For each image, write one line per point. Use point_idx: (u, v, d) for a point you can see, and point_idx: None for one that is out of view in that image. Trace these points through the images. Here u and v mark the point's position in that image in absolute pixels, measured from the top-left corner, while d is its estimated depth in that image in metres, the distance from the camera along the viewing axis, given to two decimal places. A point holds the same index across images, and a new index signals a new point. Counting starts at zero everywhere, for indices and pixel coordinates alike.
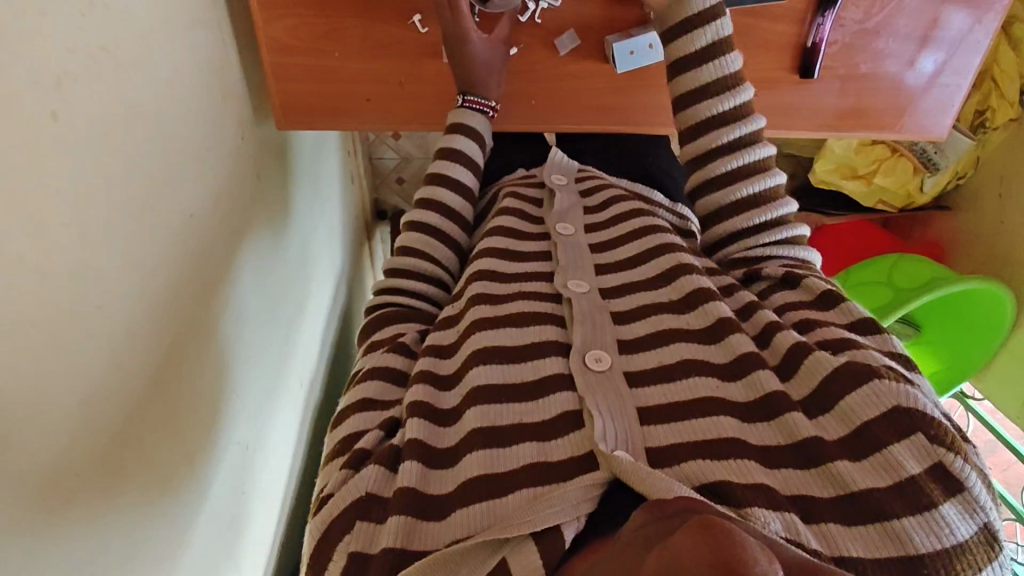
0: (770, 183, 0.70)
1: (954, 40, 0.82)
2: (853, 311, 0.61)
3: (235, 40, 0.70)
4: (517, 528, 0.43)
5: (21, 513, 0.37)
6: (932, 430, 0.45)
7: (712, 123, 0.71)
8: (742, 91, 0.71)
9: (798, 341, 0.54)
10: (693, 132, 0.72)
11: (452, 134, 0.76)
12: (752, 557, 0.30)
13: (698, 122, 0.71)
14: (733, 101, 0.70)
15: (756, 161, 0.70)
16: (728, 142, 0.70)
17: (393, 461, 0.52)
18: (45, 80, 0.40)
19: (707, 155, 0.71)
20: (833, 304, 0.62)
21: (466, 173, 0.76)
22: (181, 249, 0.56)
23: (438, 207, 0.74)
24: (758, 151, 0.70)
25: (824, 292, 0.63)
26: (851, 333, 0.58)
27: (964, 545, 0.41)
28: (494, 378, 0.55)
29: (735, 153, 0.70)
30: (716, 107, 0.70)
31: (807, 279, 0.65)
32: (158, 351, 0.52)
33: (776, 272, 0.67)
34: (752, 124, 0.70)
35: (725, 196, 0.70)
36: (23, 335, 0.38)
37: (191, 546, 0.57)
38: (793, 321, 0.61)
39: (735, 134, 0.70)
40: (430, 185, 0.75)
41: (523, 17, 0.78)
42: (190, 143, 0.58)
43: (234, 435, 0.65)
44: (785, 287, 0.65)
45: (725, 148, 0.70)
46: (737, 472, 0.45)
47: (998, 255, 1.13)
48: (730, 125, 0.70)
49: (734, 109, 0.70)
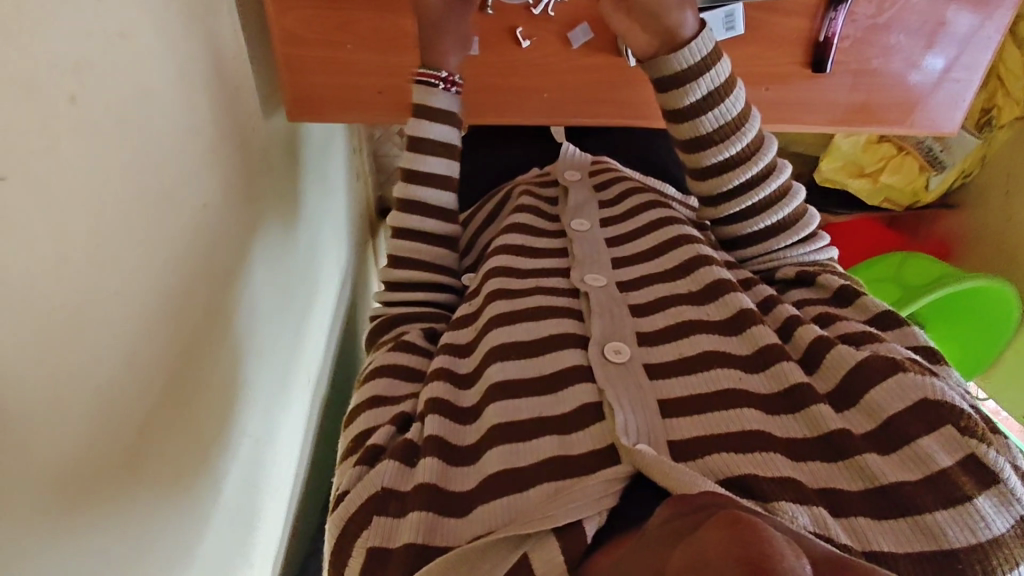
0: (792, 206, 0.68)
1: (963, 38, 0.82)
2: (870, 306, 0.60)
3: (245, 32, 0.69)
4: (539, 523, 0.42)
5: (35, 507, 0.36)
6: (962, 423, 0.44)
7: (723, 167, 0.68)
8: (749, 128, 0.67)
9: (820, 336, 0.53)
10: (711, 175, 0.69)
11: (416, 119, 0.72)
12: (779, 555, 0.27)
13: (714, 167, 0.69)
14: (740, 144, 0.67)
15: (778, 190, 0.68)
16: (750, 178, 0.68)
17: (411, 455, 0.51)
18: (64, 63, 0.40)
19: (730, 194, 0.69)
20: (850, 301, 0.61)
21: (438, 161, 0.72)
22: (194, 240, 0.54)
23: (417, 207, 0.71)
24: (778, 180, 0.68)
25: (841, 288, 0.62)
26: (869, 328, 0.58)
27: (1001, 540, 0.40)
28: (513, 374, 0.54)
29: (757, 187, 0.68)
30: (723, 154, 0.67)
31: (821, 276, 0.65)
32: (172, 345, 0.50)
33: (790, 271, 0.67)
34: (767, 158, 0.68)
35: (749, 227, 0.69)
36: (37, 321, 0.36)
37: (203, 544, 0.55)
38: (811, 315, 0.61)
39: (755, 170, 0.68)
40: (402, 182, 0.72)
41: (536, 10, 0.77)
42: (204, 134, 0.57)
43: (246, 429, 0.64)
44: (801, 286, 0.66)
45: (746, 185, 0.68)
46: (764, 465, 0.44)
47: (1004, 253, 1.13)
48: (745, 165, 0.68)
49: (743, 152, 0.67)
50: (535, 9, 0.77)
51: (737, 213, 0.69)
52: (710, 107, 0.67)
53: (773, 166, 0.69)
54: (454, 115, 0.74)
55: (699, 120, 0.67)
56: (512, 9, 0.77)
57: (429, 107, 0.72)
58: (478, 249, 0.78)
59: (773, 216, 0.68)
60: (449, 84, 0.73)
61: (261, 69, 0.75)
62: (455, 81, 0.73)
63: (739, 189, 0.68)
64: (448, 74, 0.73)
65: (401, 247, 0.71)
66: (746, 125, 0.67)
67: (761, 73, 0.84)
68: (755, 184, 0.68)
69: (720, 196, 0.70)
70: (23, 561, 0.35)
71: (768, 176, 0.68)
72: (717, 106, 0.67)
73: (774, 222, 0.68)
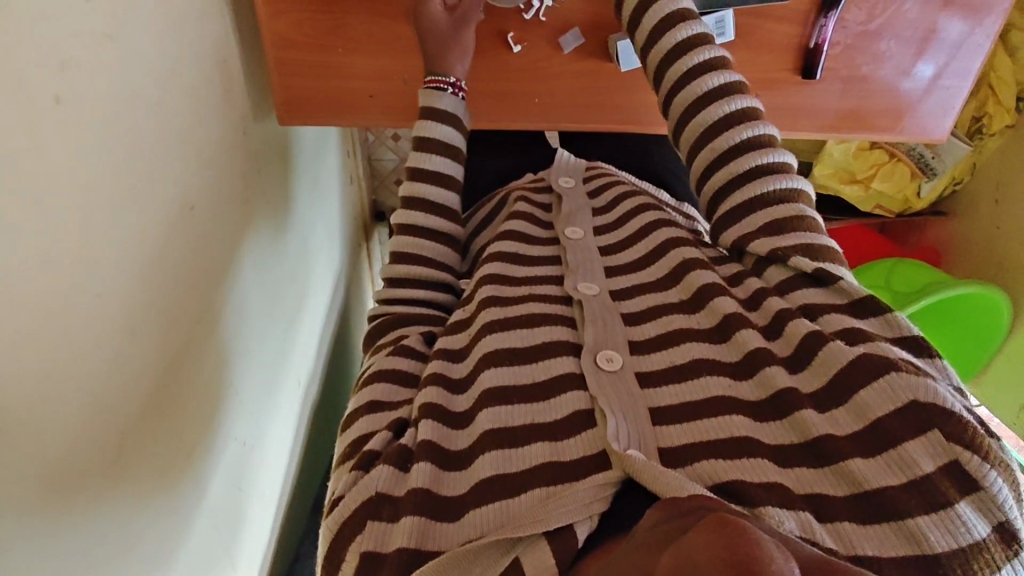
0: (773, 159, 0.62)
1: (953, 44, 0.83)
2: (852, 289, 0.56)
3: (238, 33, 0.69)
4: (531, 527, 0.43)
5: (21, 502, 0.37)
6: (950, 427, 0.44)
7: (704, 103, 0.64)
8: (720, 75, 0.65)
9: (813, 329, 0.53)
10: (685, 121, 0.66)
11: (422, 121, 0.73)
12: (767, 556, 0.28)
13: (685, 109, 0.66)
14: (718, 80, 0.64)
15: (754, 139, 0.62)
16: (721, 119, 0.63)
17: (403, 461, 0.51)
18: (51, 62, 0.40)
19: (703, 138, 0.64)
20: (828, 282, 0.57)
21: (444, 161, 0.72)
22: (184, 240, 0.55)
23: (425, 206, 0.71)
24: (755, 129, 0.63)
25: (816, 270, 0.57)
26: (853, 320, 0.55)
27: (981, 544, 0.40)
28: (505, 380, 0.55)
29: (737, 128, 0.63)
30: (703, 87, 0.65)
31: (793, 257, 0.59)
32: (159, 346, 0.51)
33: (761, 249, 0.60)
34: (741, 104, 0.64)
35: (727, 173, 0.63)
36: (22, 320, 0.37)
37: (187, 545, 0.56)
38: (795, 304, 0.57)
39: (727, 110, 0.63)
40: (408, 182, 0.72)
41: (528, 15, 0.78)
42: (193, 135, 0.58)
43: (233, 432, 0.64)
44: (772, 265, 0.60)
45: (718, 127, 0.64)
46: (751, 470, 0.45)
47: (994, 257, 1.14)
48: (721, 101, 0.64)
49: (722, 87, 0.64)
50: (526, 14, 0.78)
51: (717, 159, 0.63)
52: (691, 50, 0.66)
53: (751, 117, 0.64)
54: (461, 120, 0.75)
55: (681, 60, 0.66)
56: (503, 14, 0.78)
57: (435, 109, 0.73)
58: (473, 254, 0.79)
59: (749, 165, 0.62)
60: (456, 89, 0.74)
61: (255, 70, 0.75)
62: (462, 86, 0.75)
63: (705, 137, 0.64)
64: (456, 79, 0.75)
65: (403, 244, 0.71)
66: (720, 71, 0.65)
67: (753, 80, 0.85)
68: (731, 123, 0.63)
69: (694, 145, 0.65)
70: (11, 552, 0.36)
71: (748, 121, 0.63)
72: (698, 49, 0.66)
73: (753, 167, 0.62)
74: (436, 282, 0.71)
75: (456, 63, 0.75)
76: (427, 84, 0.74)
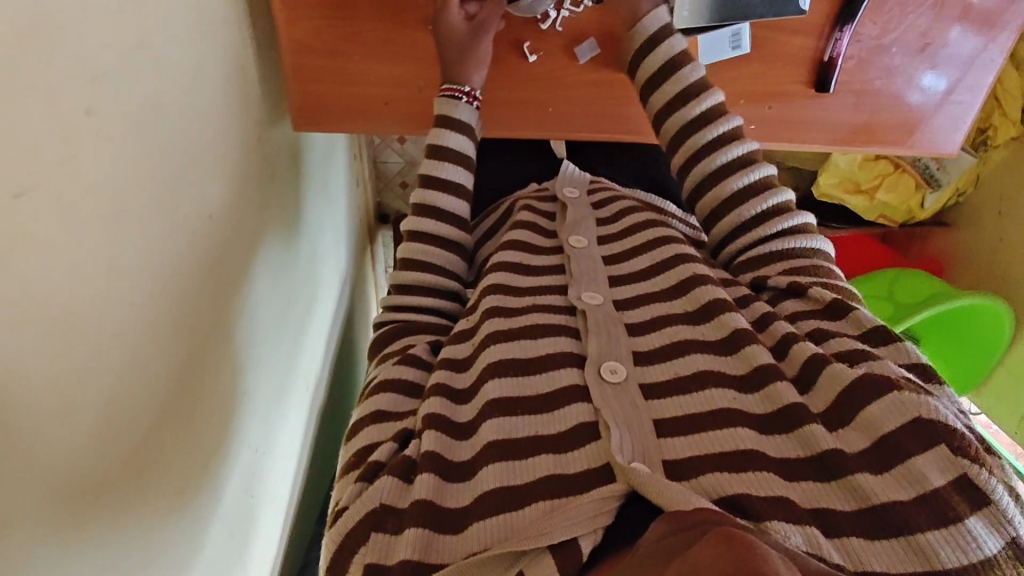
0: (811, 243, 0.65)
1: (966, 60, 0.83)
2: (864, 319, 0.58)
3: (255, 40, 0.70)
4: (536, 541, 0.43)
5: (46, 514, 0.37)
6: (954, 442, 0.45)
7: (754, 223, 0.65)
8: (775, 197, 0.65)
9: (815, 353, 0.53)
10: (736, 233, 0.66)
11: (438, 129, 0.73)
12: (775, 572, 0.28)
13: (703, 180, 0.67)
14: (770, 203, 0.65)
15: (779, 206, 0.65)
16: (739, 190, 0.66)
17: (408, 472, 0.51)
18: (81, 74, 0.40)
19: (728, 205, 0.66)
20: (842, 314, 0.58)
21: (454, 169, 0.73)
22: (204, 248, 0.55)
23: (434, 212, 0.72)
24: (798, 219, 0.66)
25: (833, 302, 0.59)
26: (865, 345, 0.55)
27: (992, 560, 0.40)
28: (510, 391, 0.55)
29: (790, 237, 0.65)
30: (756, 208, 0.65)
31: (812, 289, 0.60)
32: (177, 354, 0.51)
33: (781, 282, 0.62)
34: (796, 223, 0.65)
35: (765, 254, 0.65)
36: (52, 332, 0.37)
37: (203, 552, 0.56)
38: (807, 329, 0.58)
39: (784, 227, 0.65)
40: (419, 189, 0.73)
41: (544, 25, 0.78)
42: (213, 144, 0.58)
43: (245, 436, 0.64)
44: (791, 298, 0.61)
45: (771, 238, 0.65)
46: (755, 483, 0.45)
47: (997, 269, 1.14)
48: (780, 219, 0.65)
49: (775, 209, 0.65)
50: (543, 24, 0.78)
51: (762, 250, 0.65)
52: (722, 146, 0.67)
53: (804, 230, 0.66)
54: (473, 129, 0.75)
55: (710, 156, 0.67)
56: (520, 24, 0.78)
57: (452, 119, 0.74)
58: (479, 263, 0.79)
59: (788, 245, 0.65)
60: (471, 98, 0.75)
61: (269, 74, 0.75)
62: (477, 95, 0.75)
63: (727, 206, 0.66)
64: (471, 88, 0.75)
65: (411, 249, 0.71)
66: (774, 193, 0.66)
67: (766, 92, 0.85)
68: (784, 235, 0.65)
69: (718, 209, 0.67)
70: (33, 563, 0.36)
71: (798, 233, 0.65)
72: (726, 146, 0.67)
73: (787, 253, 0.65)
74: (444, 290, 0.71)
75: (473, 73, 0.75)
76: (443, 91, 0.75)
